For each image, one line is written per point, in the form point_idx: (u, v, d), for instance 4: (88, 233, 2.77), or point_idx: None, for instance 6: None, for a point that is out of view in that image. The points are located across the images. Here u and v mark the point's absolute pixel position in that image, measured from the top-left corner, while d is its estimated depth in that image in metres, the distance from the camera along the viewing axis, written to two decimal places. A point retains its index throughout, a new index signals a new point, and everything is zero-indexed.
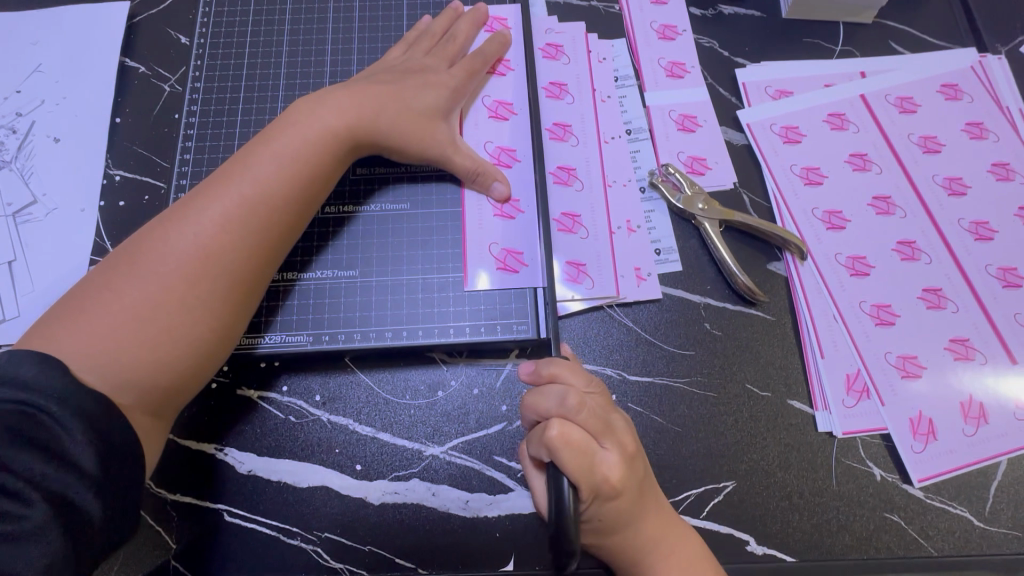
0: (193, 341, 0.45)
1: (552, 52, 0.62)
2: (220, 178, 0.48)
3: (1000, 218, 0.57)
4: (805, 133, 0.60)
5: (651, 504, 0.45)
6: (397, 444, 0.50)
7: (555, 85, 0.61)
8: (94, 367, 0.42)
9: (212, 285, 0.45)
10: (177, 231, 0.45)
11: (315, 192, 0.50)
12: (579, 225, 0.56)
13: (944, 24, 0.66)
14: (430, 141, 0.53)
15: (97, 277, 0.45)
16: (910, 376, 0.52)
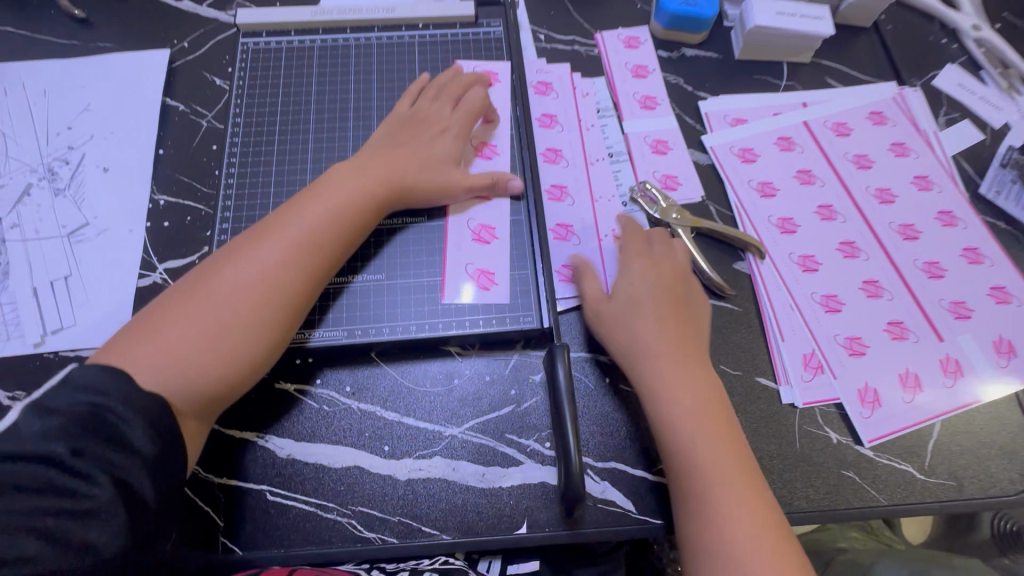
0: (253, 357, 0.50)
1: (543, 88, 0.73)
2: (279, 218, 0.55)
3: (923, 221, 0.68)
4: (759, 153, 0.71)
5: (688, 362, 0.55)
6: (420, 426, 0.57)
7: (546, 116, 0.71)
8: (165, 377, 0.46)
9: (274, 310, 0.51)
10: (243, 263, 0.52)
11: (359, 232, 0.58)
12: (571, 234, 0.65)
13: (870, 62, 0.78)
14: (450, 184, 0.62)
15: (164, 302, 0.50)
16: (856, 353, 0.61)
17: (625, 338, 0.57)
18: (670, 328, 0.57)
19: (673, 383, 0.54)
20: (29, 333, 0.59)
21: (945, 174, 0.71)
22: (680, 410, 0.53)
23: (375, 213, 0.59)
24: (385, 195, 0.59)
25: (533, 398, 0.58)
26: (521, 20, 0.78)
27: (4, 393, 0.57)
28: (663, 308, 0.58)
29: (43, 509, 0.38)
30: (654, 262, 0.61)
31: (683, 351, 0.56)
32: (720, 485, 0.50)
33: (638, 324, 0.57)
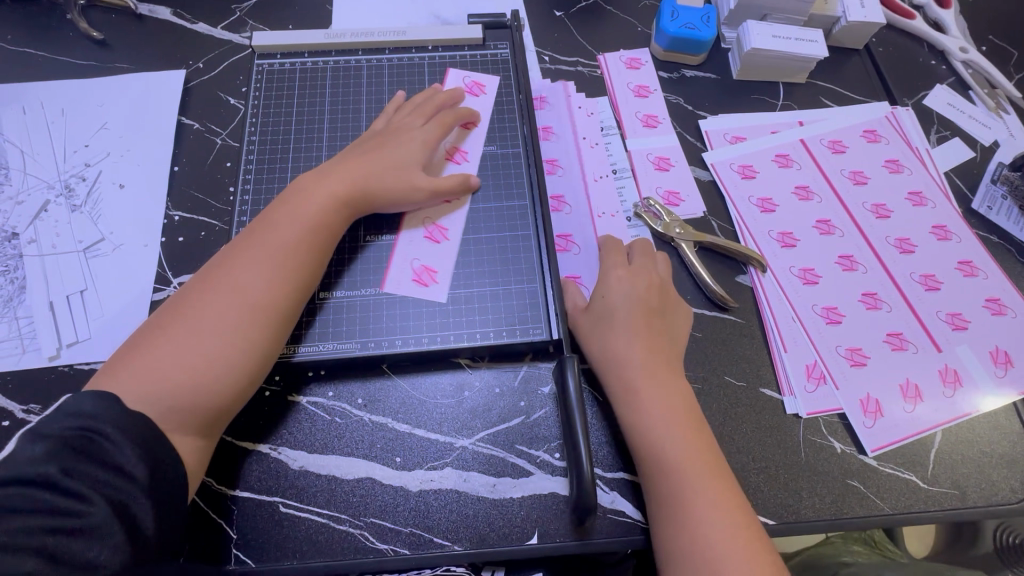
0: (241, 371, 0.50)
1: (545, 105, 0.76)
2: (255, 235, 0.55)
3: (918, 235, 0.70)
4: (759, 170, 0.73)
5: (662, 369, 0.56)
6: (431, 437, 0.58)
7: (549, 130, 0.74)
8: (155, 400, 0.46)
9: (257, 323, 0.51)
10: (222, 282, 0.52)
11: (333, 239, 0.58)
12: (572, 243, 0.67)
13: (863, 82, 0.81)
14: (419, 182, 0.62)
15: (148, 327, 0.51)
16: (857, 364, 0.62)
17: (602, 345, 0.58)
18: (643, 335, 0.58)
19: (649, 392, 0.55)
20: (44, 346, 0.60)
21: (938, 190, 0.73)
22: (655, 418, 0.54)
23: (346, 219, 0.59)
24: (358, 202, 0.60)
25: (542, 410, 0.59)
26: (527, 42, 0.81)
27: (19, 407, 0.57)
28: (637, 315, 0.59)
29: (34, 530, 0.38)
30: (632, 270, 0.62)
31: (656, 358, 0.57)
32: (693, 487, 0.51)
33: (614, 330, 0.58)
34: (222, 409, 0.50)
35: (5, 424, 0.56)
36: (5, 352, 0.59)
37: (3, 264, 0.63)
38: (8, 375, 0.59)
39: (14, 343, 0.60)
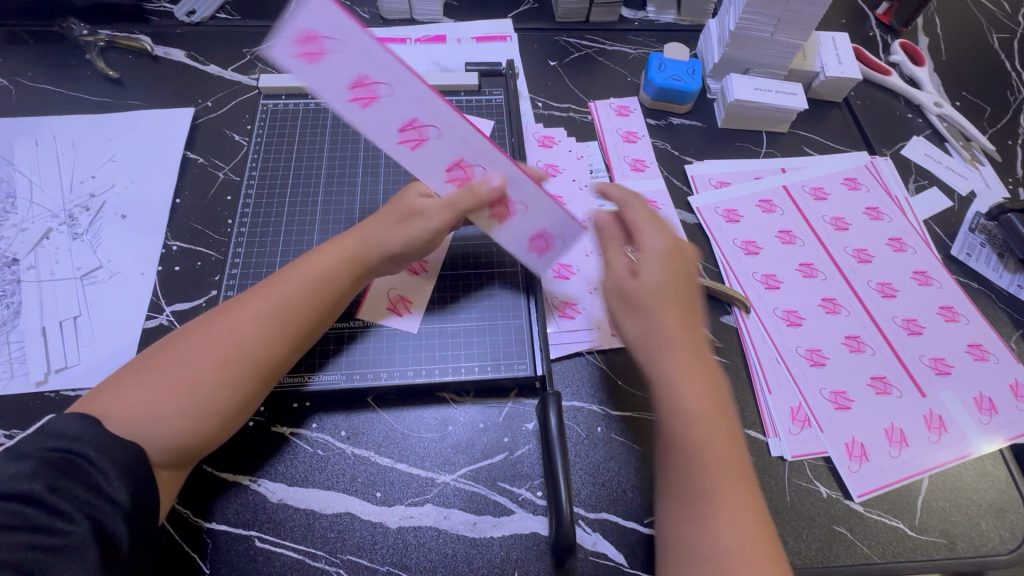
0: (223, 419, 0.50)
1: (314, 51, 0.49)
2: (266, 285, 0.54)
3: (900, 280, 0.71)
4: (743, 214, 0.75)
5: (702, 361, 0.50)
6: (412, 473, 0.57)
7: (361, 98, 0.51)
8: (135, 436, 0.45)
9: (250, 376, 0.51)
10: (224, 327, 0.51)
11: (341, 300, 0.57)
12: (571, 272, 0.69)
13: (843, 133, 0.85)
14: (427, 212, 0.57)
15: (145, 357, 0.50)
16: (842, 407, 0.62)
17: (637, 325, 0.53)
18: (680, 321, 0.51)
19: (685, 380, 0.49)
20: (32, 372, 0.60)
21: (918, 237, 0.75)
22: (694, 416, 0.47)
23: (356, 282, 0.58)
24: (372, 267, 0.59)
25: (526, 446, 0.59)
26: (521, 89, 0.85)
27: (1, 432, 0.57)
28: (674, 298, 0.52)
29: (16, 545, 0.39)
30: (674, 247, 0.55)
31: (696, 348, 0.51)
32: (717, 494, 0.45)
33: (657, 309, 0.51)
34: (195, 453, 0.49)
35: None
36: None
37: (1, 289, 0.65)
38: None
39: (3, 367, 0.60)
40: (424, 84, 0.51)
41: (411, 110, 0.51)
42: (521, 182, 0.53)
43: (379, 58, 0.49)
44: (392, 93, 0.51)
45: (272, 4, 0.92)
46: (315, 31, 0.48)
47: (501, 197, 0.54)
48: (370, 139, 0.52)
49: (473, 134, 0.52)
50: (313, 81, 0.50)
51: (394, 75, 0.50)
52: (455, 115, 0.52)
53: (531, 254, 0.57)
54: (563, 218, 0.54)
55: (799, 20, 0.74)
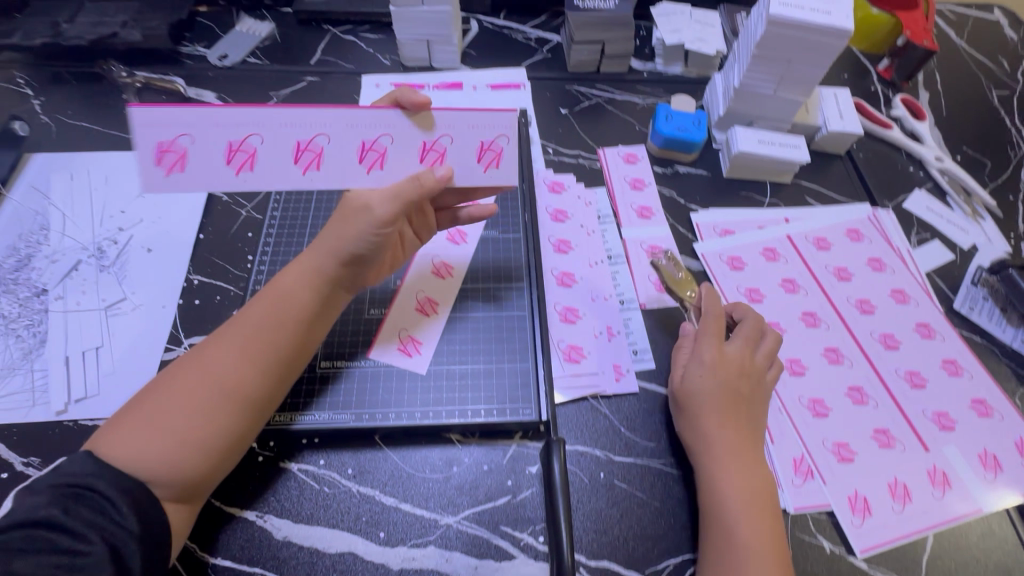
0: (217, 453, 0.51)
1: (180, 162, 0.54)
2: (245, 318, 0.56)
3: (902, 332, 0.72)
4: (747, 262, 0.77)
5: (750, 463, 0.58)
6: (416, 513, 0.58)
7: (238, 164, 0.55)
8: (137, 470, 0.47)
9: (238, 407, 0.52)
10: (208, 362, 0.52)
11: (319, 325, 0.58)
12: (577, 316, 0.71)
13: (846, 184, 0.87)
14: (373, 204, 0.56)
15: (139, 396, 0.52)
16: (845, 459, 0.63)
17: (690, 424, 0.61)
18: (734, 425, 0.59)
19: (734, 472, 0.57)
20: (53, 400, 0.62)
21: (920, 289, 0.76)
22: (744, 509, 0.55)
23: (332, 306, 0.60)
24: (342, 284, 0.60)
25: (529, 490, 0.60)
26: (533, 135, 0.89)
27: (19, 459, 0.59)
28: (724, 401, 0.60)
29: (42, 565, 0.42)
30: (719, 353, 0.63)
31: (743, 447, 0.59)
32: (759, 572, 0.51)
33: (710, 411, 0.60)
34: (198, 485, 0.50)
35: (4, 477, 0.58)
36: (15, 404, 0.62)
37: (28, 318, 0.67)
38: (15, 427, 0.61)
39: (26, 396, 0.63)
40: (264, 109, 0.54)
41: (290, 137, 0.55)
42: (422, 119, 0.56)
43: (219, 124, 0.54)
44: (256, 143, 0.54)
45: (299, 49, 0.98)
46: (162, 144, 0.54)
47: (426, 142, 0.57)
48: (278, 185, 0.56)
49: (345, 112, 0.55)
50: (194, 185, 0.55)
51: (249, 124, 0.54)
52: (314, 112, 0.54)
53: (487, 171, 0.59)
54: (490, 124, 0.57)
55: (800, 79, 0.78)
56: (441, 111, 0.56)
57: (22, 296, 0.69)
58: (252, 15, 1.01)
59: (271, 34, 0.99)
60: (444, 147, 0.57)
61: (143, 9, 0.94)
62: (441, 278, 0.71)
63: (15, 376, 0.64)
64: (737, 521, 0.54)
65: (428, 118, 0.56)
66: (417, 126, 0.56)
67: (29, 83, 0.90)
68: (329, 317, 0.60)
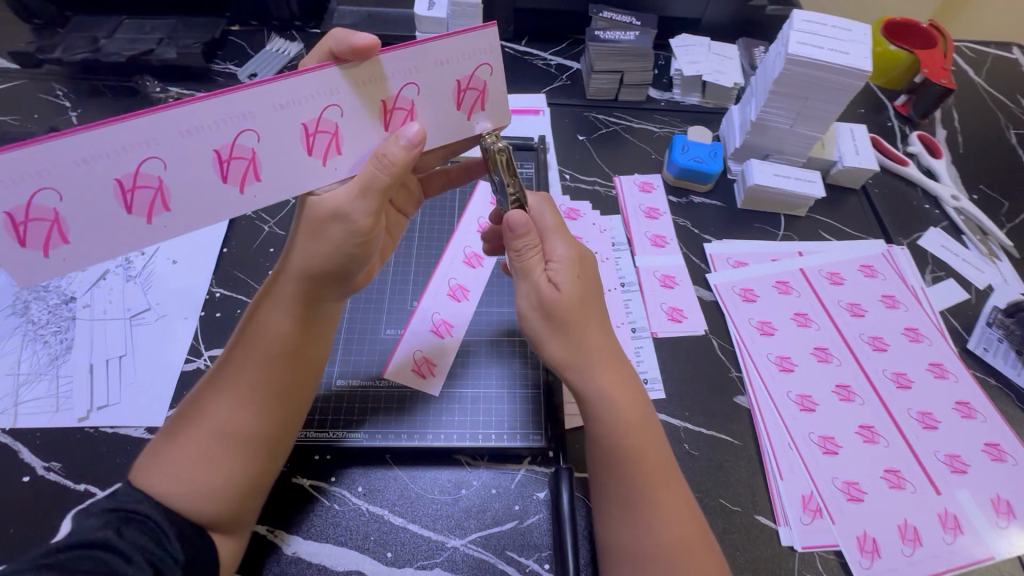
0: (245, 496, 0.50)
1: (56, 229, 0.44)
2: (234, 360, 0.52)
3: (915, 371, 0.72)
4: (759, 295, 0.78)
5: (624, 379, 0.54)
6: (423, 535, 0.59)
7: (145, 205, 0.46)
8: (188, 507, 0.46)
9: (255, 450, 0.50)
10: (206, 414, 0.49)
11: (310, 348, 0.56)
12: None
13: (859, 219, 0.88)
14: (343, 209, 0.49)
15: (159, 440, 0.49)
16: (854, 499, 0.62)
17: (562, 345, 0.54)
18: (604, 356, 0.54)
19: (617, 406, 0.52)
20: (76, 407, 0.64)
21: (934, 328, 0.76)
22: (626, 433, 0.52)
23: (320, 324, 0.57)
24: (322, 299, 0.55)
25: (536, 516, 0.60)
26: (551, 160, 0.90)
27: (41, 464, 0.61)
28: (595, 316, 0.54)
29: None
30: (579, 255, 0.56)
31: (617, 361, 0.54)
32: (650, 498, 0.50)
33: (584, 331, 0.53)
34: (244, 510, 0.50)
35: (26, 481, 0.60)
36: (40, 409, 0.64)
37: (56, 325, 0.70)
38: (39, 432, 0.63)
39: (50, 401, 0.64)
40: (149, 121, 0.43)
41: (202, 148, 0.45)
42: (365, 72, 0.48)
43: (92, 161, 0.43)
44: (157, 171, 0.45)
45: None
46: (15, 215, 0.42)
47: (386, 103, 0.50)
48: (214, 212, 0.49)
49: (252, 91, 0.45)
50: (92, 249, 0.46)
51: (137, 146, 0.43)
52: (219, 103, 0.44)
53: (472, 115, 0.54)
54: (462, 56, 0.50)
55: (818, 115, 0.79)
56: (382, 57, 0.48)
57: (51, 302, 0.71)
58: (282, 35, 1.05)
59: (300, 54, 1.02)
60: (410, 101, 0.51)
61: (179, 28, 0.98)
62: (457, 300, 0.73)
63: (40, 381, 0.66)
64: (623, 447, 0.51)
65: (372, 68, 0.48)
66: (356, 84, 0.48)
67: (68, 95, 0.94)
68: (319, 336, 0.57)
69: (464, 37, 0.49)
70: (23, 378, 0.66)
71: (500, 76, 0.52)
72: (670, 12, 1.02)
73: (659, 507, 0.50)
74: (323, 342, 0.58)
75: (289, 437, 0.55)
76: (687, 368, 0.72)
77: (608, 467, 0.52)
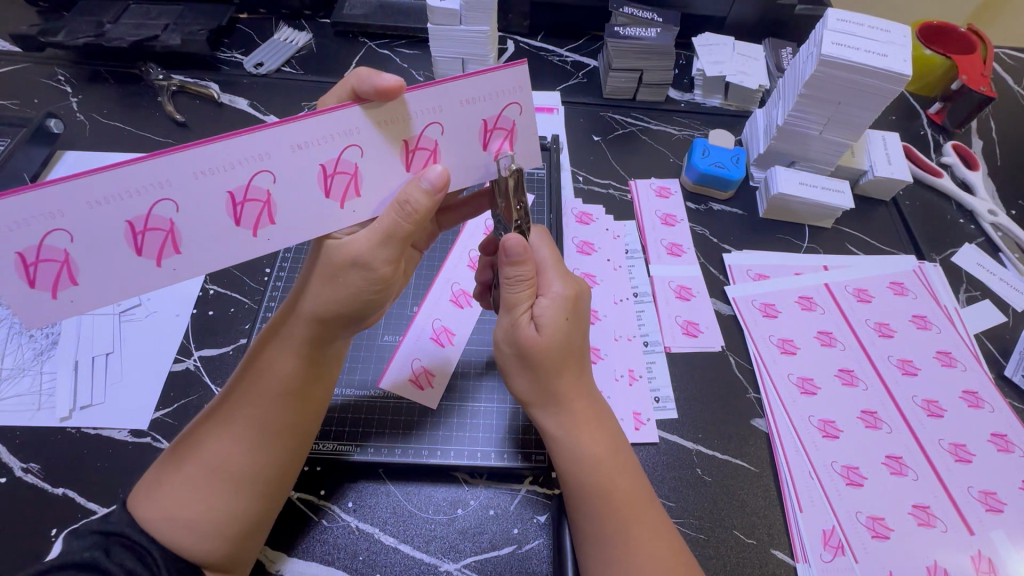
0: (244, 538, 0.47)
1: (65, 272, 0.40)
2: (234, 394, 0.49)
3: (947, 399, 0.67)
4: (781, 310, 0.73)
5: (592, 415, 0.52)
6: (415, 557, 0.55)
7: (155, 248, 0.42)
8: (181, 545, 0.44)
9: (251, 490, 0.47)
10: (204, 451, 0.47)
11: (316, 386, 0.52)
12: (599, 356, 0.68)
13: (889, 232, 0.83)
14: (364, 256, 0.46)
15: (156, 473, 0.47)
16: (880, 536, 0.58)
17: (531, 382, 0.52)
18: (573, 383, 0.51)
19: (584, 437, 0.50)
20: (59, 406, 0.61)
21: (968, 352, 0.71)
22: (591, 466, 0.49)
23: (327, 360, 0.53)
24: (330, 338, 0.51)
25: (536, 541, 0.56)
26: (564, 161, 0.86)
27: (19, 464, 0.58)
28: (572, 355, 0.51)
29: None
30: (572, 294, 0.52)
31: (587, 398, 0.52)
32: (619, 530, 0.47)
33: (557, 372, 0.51)
34: (241, 549, 0.47)
35: (3, 482, 0.57)
36: (21, 407, 0.61)
37: None
38: (19, 430, 0.60)
39: (32, 398, 0.62)
40: (165, 162, 0.40)
41: (217, 190, 0.42)
42: (387, 112, 0.43)
43: (105, 203, 0.39)
44: (170, 213, 0.41)
45: (334, 61, 0.97)
46: (25, 256, 0.39)
47: (409, 142, 0.45)
48: (229, 257, 0.44)
49: (270, 132, 0.41)
50: (100, 292, 0.42)
51: (151, 187, 0.40)
52: (237, 144, 0.41)
53: (500, 156, 0.48)
54: (492, 93, 0.44)
55: (849, 122, 0.74)
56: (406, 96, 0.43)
57: None
58: (291, 24, 1.02)
59: (308, 44, 0.99)
60: (433, 141, 0.46)
61: (185, 14, 0.95)
62: (460, 307, 0.69)
63: (24, 377, 0.63)
64: (587, 479, 0.49)
65: (395, 109, 0.43)
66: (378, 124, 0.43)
67: (69, 80, 0.91)
68: (325, 372, 0.53)
69: (495, 74, 0.44)
70: (6, 373, 0.63)
71: (530, 115, 0.46)
72: (693, 9, 0.98)
73: (633, 538, 0.47)
74: (329, 377, 0.54)
75: (294, 473, 0.51)
76: (702, 385, 0.68)
77: (574, 500, 0.50)
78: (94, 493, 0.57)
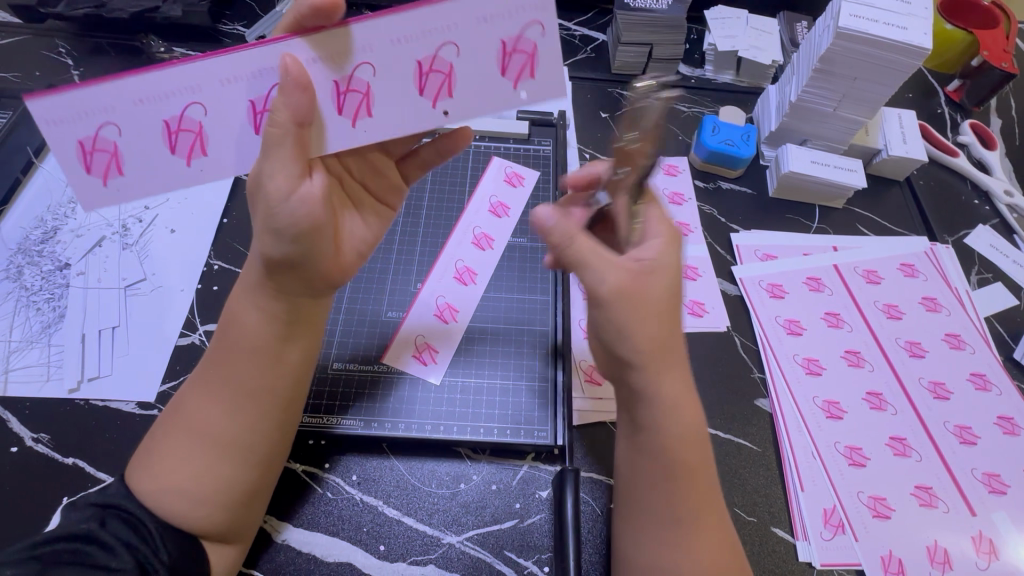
0: (242, 507, 0.48)
1: (115, 161, 0.44)
2: (213, 363, 0.48)
3: (954, 381, 0.67)
4: (789, 291, 0.72)
5: (684, 395, 0.49)
6: (419, 529, 0.56)
7: (186, 149, 0.44)
8: (178, 516, 0.45)
9: (241, 458, 0.47)
10: (192, 423, 0.47)
11: (292, 348, 0.50)
12: None
13: (903, 214, 0.81)
14: (269, 177, 0.42)
15: (148, 444, 0.47)
16: (881, 516, 0.58)
17: (651, 346, 0.48)
18: (667, 357, 0.49)
19: (676, 419, 0.49)
20: (66, 378, 0.62)
21: (977, 336, 0.70)
22: (673, 451, 0.48)
23: (307, 322, 0.51)
24: (296, 293, 0.49)
25: (538, 515, 0.57)
26: (570, 138, 0.85)
27: (29, 435, 0.59)
28: (664, 313, 0.48)
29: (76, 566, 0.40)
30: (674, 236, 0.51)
31: (676, 378, 0.49)
32: (677, 520, 0.47)
33: (650, 334, 0.48)
34: (241, 518, 0.48)
35: (14, 451, 0.58)
36: (30, 378, 0.62)
37: (49, 292, 0.67)
38: (30, 401, 0.61)
39: (41, 370, 0.62)
40: (188, 68, 0.42)
41: (239, 99, 0.43)
42: (330, 36, 0.42)
43: (145, 102, 0.43)
44: (199, 116, 0.43)
45: None
46: (84, 143, 0.43)
47: (421, 65, 0.44)
48: (243, 164, 0.46)
49: (244, 53, 0.42)
50: (143, 185, 0.46)
51: (185, 90, 0.43)
52: (208, 65, 0.42)
53: (520, 85, 0.45)
54: (507, 15, 0.43)
55: (864, 98, 0.72)
56: (356, 27, 0.42)
57: (45, 269, 0.69)
58: None
59: None
60: (447, 64, 0.44)
61: None
62: (464, 284, 0.69)
63: (32, 349, 0.64)
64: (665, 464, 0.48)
65: (340, 36, 0.42)
66: (322, 52, 0.42)
67: (70, 53, 0.90)
68: (305, 333, 0.51)
69: None
70: (15, 346, 0.64)
71: (553, 42, 0.44)
72: None
73: (694, 526, 0.47)
74: (312, 340, 0.53)
75: (286, 441, 0.51)
76: (706, 365, 0.67)
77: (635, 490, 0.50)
78: (103, 463, 0.58)
